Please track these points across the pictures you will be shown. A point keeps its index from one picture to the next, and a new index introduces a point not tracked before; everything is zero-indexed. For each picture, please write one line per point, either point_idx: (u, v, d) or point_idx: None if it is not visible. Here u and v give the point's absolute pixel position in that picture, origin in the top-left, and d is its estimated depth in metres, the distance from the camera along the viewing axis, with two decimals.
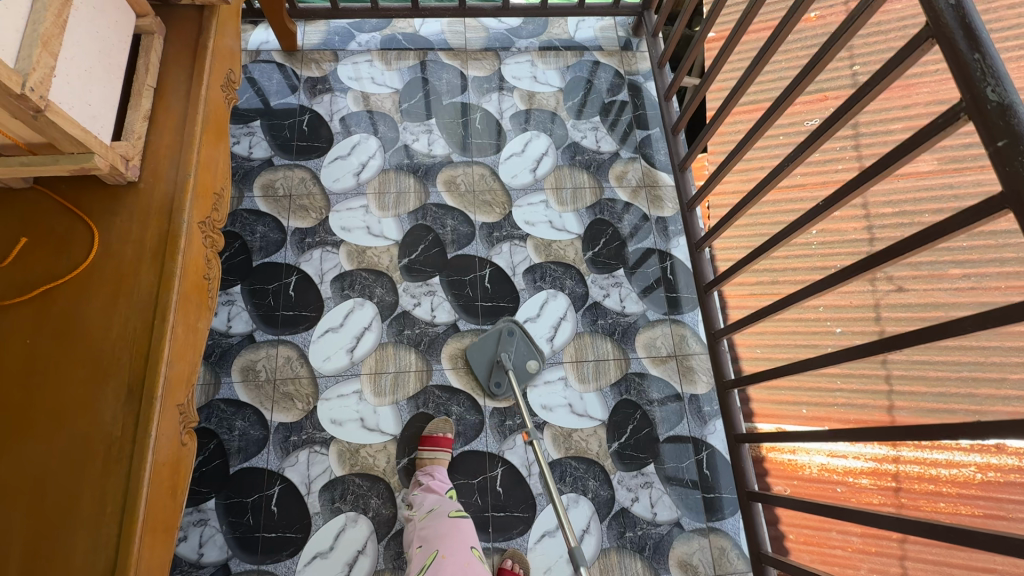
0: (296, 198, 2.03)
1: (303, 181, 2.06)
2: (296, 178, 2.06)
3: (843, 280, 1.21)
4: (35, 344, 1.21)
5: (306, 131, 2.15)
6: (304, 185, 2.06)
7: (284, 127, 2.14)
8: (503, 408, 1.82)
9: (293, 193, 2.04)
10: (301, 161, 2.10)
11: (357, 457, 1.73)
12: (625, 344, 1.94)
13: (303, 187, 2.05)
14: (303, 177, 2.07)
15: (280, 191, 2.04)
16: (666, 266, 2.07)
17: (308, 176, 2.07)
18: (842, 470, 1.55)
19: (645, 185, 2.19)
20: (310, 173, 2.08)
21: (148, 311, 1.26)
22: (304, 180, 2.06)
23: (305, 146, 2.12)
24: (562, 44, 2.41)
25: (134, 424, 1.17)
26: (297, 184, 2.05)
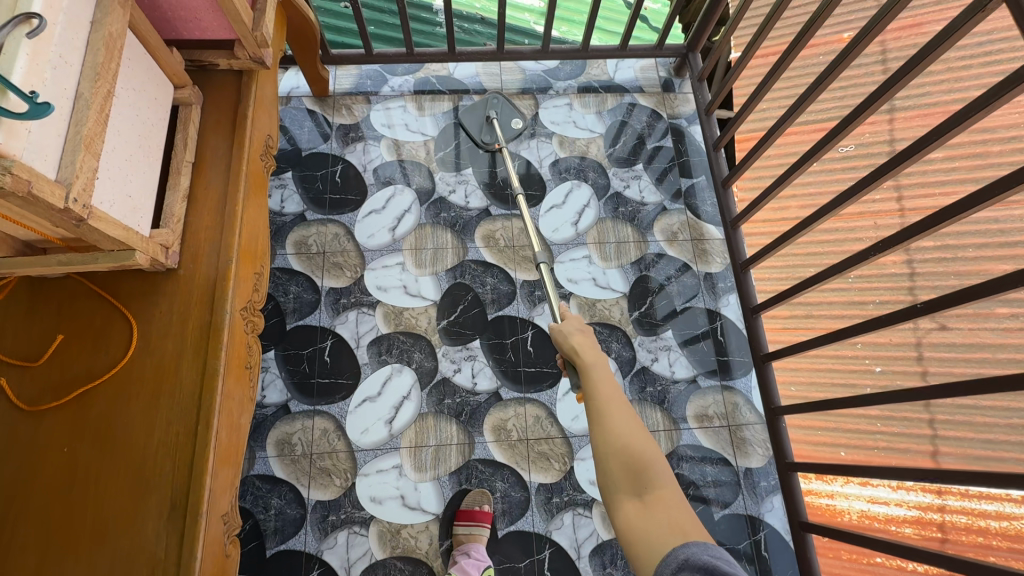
0: (331, 256, 1.96)
1: (337, 238, 1.98)
2: (330, 235, 1.99)
3: (987, 390, 1.17)
4: (75, 453, 1.14)
5: (339, 183, 2.07)
6: (339, 242, 1.98)
7: (316, 178, 2.07)
8: (548, 483, 1.73)
9: (327, 251, 1.96)
10: (335, 215, 2.02)
11: (398, 538, 1.65)
12: (675, 413, 1.84)
13: (338, 244, 1.98)
14: (337, 233, 1.99)
15: (314, 249, 1.96)
16: (716, 327, 1.97)
17: (342, 233, 1.99)
18: (884, 517, 1.63)
19: (691, 239, 2.09)
20: (344, 228, 2.00)
21: (191, 414, 1.18)
22: (339, 237, 1.99)
23: (338, 199, 2.04)
24: (601, 86, 2.32)
25: (178, 545, 1.09)
26: (332, 241, 1.98)
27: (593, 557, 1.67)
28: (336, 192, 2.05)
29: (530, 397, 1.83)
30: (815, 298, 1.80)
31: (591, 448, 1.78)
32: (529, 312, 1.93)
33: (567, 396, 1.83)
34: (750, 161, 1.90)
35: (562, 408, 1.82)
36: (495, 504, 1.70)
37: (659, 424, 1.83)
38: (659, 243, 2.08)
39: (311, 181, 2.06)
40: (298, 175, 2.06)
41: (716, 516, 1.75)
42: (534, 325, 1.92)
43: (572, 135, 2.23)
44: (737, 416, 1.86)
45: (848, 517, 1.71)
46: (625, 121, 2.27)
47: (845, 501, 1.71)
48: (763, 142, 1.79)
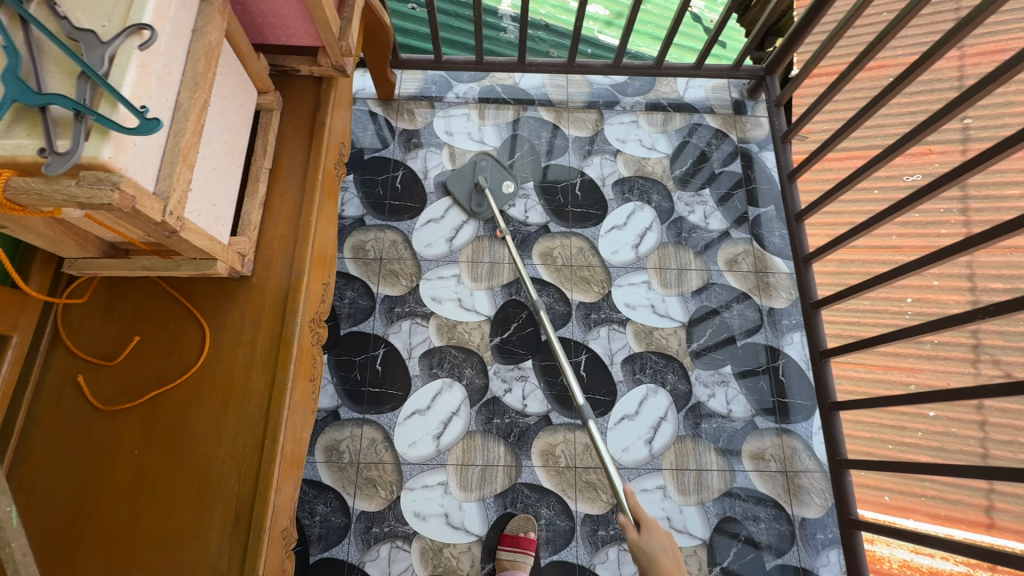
0: (386, 263, 1.94)
1: (394, 245, 1.97)
2: (387, 242, 1.97)
3: None
4: (144, 456, 1.15)
5: (398, 189, 2.05)
6: (395, 250, 1.96)
7: (377, 183, 2.06)
8: (595, 515, 1.69)
9: (383, 258, 1.95)
10: (392, 222, 2.01)
11: (440, 557, 1.63)
12: (729, 454, 1.77)
13: (394, 252, 1.96)
14: (394, 240, 1.98)
15: (371, 256, 1.95)
16: (778, 366, 1.89)
17: (398, 240, 1.98)
18: (926, 568, 1.67)
19: (755, 270, 2.01)
20: (401, 236, 1.99)
21: (259, 427, 1.18)
22: (395, 245, 1.97)
23: (396, 205, 2.03)
24: (670, 104, 2.24)
25: (241, 560, 1.09)
26: (388, 248, 1.96)
27: None
28: (395, 198, 2.04)
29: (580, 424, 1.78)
30: (891, 346, 1.71)
31: (640, 482, 1.73)
32: (583, 336, 1.89)
33: (619, 427, 1.79)
34: (830, 197, 1.82)
35: (613, 438, 1.77)
36: (540, 531, 1.67)
37: (712, 464, 1.76)
38: (722, 273, 2.00)
39: (372, 186, 2.05)
40: (359, 179, 2.06)
41: (768, 565, 1.67)
42: (588, 349, 1.87)
43: (634, 153, 2.16)
44: (795, 462, 1.78)
45: (887, 565, 1.73)
46: (693, 142, 2.20)
47: (888, 549, 1.73)
48: (849, 181, 1.71)
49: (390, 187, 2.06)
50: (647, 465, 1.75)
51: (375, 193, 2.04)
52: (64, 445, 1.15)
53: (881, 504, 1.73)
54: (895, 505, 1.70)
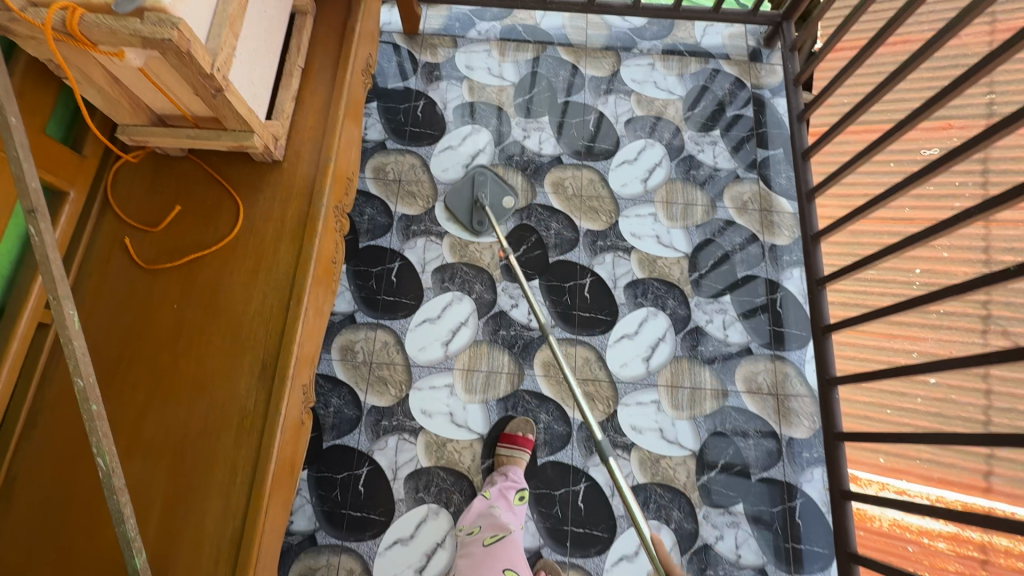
0: (405, 185, 2.04)
1: (414, 168, 2.07)
2: (407, 166, 2.07)
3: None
4: (181, 310, 1.27)
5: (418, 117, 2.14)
6: (415, 172, 2.06)
7: (399, 112, 2.15)
8: (591, 422, 1.79)
9: (404, 180, 2.05)
10: (412, 148, 2.10)
11: (444, 450, 1.74)
12: (722, 375, 1.85)
13: (414, 174, 2.06)
14: (413, 163, 2.08)
15: (392, 178, 2.05)
16: (776, 298, 1.96)
17: (418, 163, 2.07)
18: (917, 529, 1.76)
19: (760, 209, 2.07)
20: (420, 160, 2.08)
21: (285, 291, 1.29)
22: (416, 168, 2.07)
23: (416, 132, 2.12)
24: (686, 49, 2.29)
25: (266, 402, 1.20)
26: (409, 171, 2.06)
27: (626, 496, 1.72)
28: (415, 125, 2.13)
29: (582, 340, 1.87)
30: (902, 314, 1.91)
31: (635, 395, 1.82)
32: (589, 260, 1.97)
33: (618, 344, 1.87)
34: (833, 134, 1.87)
35: (612, 355, 1.86)
36: (538, 433, 1.77)
37: (705, 383, 1.84)
38: (727, 209, 2.06)
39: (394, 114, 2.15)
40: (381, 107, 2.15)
41: (753, 478, 1.76)
42: (593, 273, 1.96)
43: (649, 94, 2.23)
44: (786, 387, 1.85)
45: (878, 523, 1.82)
46: (706, 86, 2.25)
47: (879, 510, 1.82)
48: (851, 114, 1.76)
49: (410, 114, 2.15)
50: (643, 381, 1.84)
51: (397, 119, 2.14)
52: (111, 297, 1.27)
53: (876, 466, 1.89)
54: (889, 467, 1.87)
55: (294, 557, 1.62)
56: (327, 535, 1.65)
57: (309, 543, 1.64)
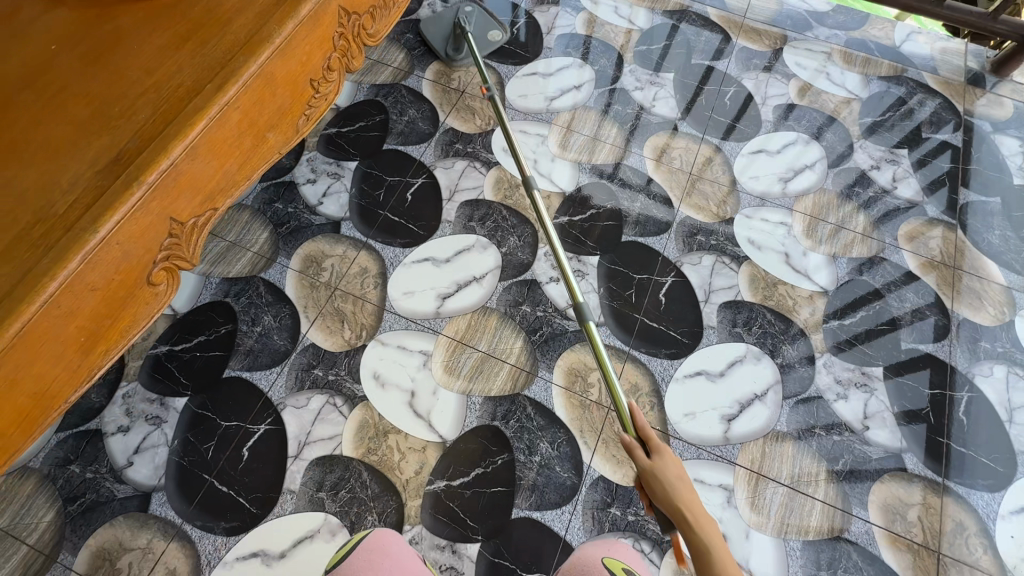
0: (484, 43, 1.63)
1: (481, 15, 1.65)
2: (477, 35, 1.64)
3: None
4: (57, 56, 0.80)
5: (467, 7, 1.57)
6: (482, 22, 1.65)
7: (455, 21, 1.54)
8: (613, 482, 1.11)
9: (482, 37, 1.63)
10: (471, 16, 1.64)
11: (381, 444, 1.13)
12: (847, 486, 1.14)
13: (486, 21, 1.65)
14: (478, 12, 1.65)
15: (486, 41, 1.64)
16: (956, 397, 1.24)
17: (481, 11, 1.66)
18: None
19: (952, 264, 1.41)
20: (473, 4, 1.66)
21: (209, 70, 0.79)
22: (478, 18, 1.65)
23: (467, 10, 1.65)
24: (878, 50, 1.74)
25: (85, 212, 0.68)
26: (484, 23, 1.64)
27: None
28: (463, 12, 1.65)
29: (634, 357, 1.24)
30: None
31: (696, 466, 1.13)
32: (677, 255, 1.37)
33: (688, 382, 1.21)
34: None
35: (674, 393, 1.20)
36: (526, 470, 1.12)
37: (817, 488, 1.13)
38: (900, 251, 1.42)
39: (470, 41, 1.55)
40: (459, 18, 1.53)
41: None
42: (678, 272, 1.34)
43: (819, 86, 1.67)
44: (951, 543, 1.10)
45: None
46: (900, 97, 1.66)
47: None
48: None
49: (448, 18, 1.64)
50: (714, 449, 1.15)
51: (462, 39, 1.57)
52: None
53: None
54: None
55: (103, 519, 1.05)
56: (166, 503, 1.06)
57: (137, 505, 1.06)
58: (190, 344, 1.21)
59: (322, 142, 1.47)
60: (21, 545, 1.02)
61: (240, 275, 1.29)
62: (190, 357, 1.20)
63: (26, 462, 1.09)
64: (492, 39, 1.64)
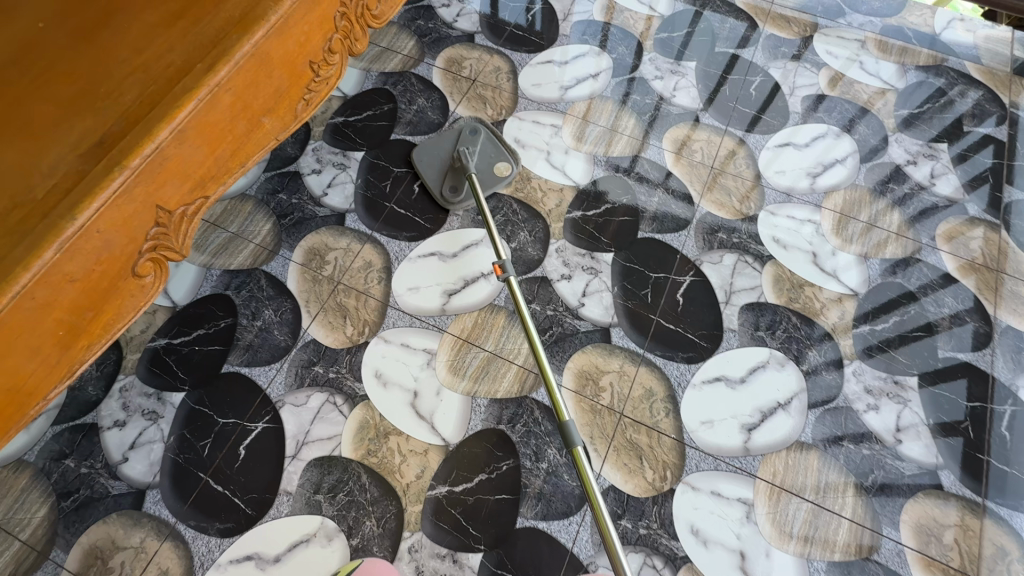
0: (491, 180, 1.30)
1: (486, 140, 1.30)
2: (482, 170, 1.31)
3: None
4: (45, 33, 0.75)
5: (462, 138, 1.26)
6: (487, 150, 1.31)
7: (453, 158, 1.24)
8: (625, 493, 1.05)
9: (487, 173, 1.31)
10: (475, 143, 1.26)
11: (381, 445, 1.08)
12: (876, 503, 1.06)
13: (492, 149, 1.31)
14: (484, 137, 1.29)
15: (492, 177, 1.32)
16: (997, 410, 1.16)
17: (484, 134, 1.29)
18: None
19: (994, 266, 1.31)
20: (474, 125, 1.27)
21: (201, 49, 0.74)
22: (483, 144, 1.30)
23: (469, 135, 1.27)
24: (916, 37, 1.64)
25: (64, 197, 0.64)
26: (490, 152, 1.29)
27: None
28: (462, 141, 1.27)
29: (649, 360, 1.17)
30: None
31: (714, 478, 1.06)
32: (696, 253, 1.29)
33: (706, 388, 1.14)
34: None
35: (691, 400, 1.13)
36: (532, 477, 1.06)
37: (844, 505, 1.06)
38: (938, 252, 1.33)
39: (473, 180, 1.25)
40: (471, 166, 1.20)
41: None
42: (698, 271, 1.27)
43: (852, 75, 1.57)
44: (990, 569, 1.02)
45: None
46: (941, 89, 1.56)
47: None
48: None
49: (450, 141, 1.31)
50: (733, 461, 1.08)
51: (461, 176, 1.28)
52: None
53: None
54: None
55: (97, 516, 1.02)
56: (160, 502, 1.03)
57: (130, 503, 1.03)
58: (189, 338, 1.18)
59: (328, 131, 1.43)
60: (13, 540, 1.00)
61: (241, 267, 1.25)
62: (189, 351, 1.16)
63: (21, 455, 1.06)
64: (500, 173, 1.31)
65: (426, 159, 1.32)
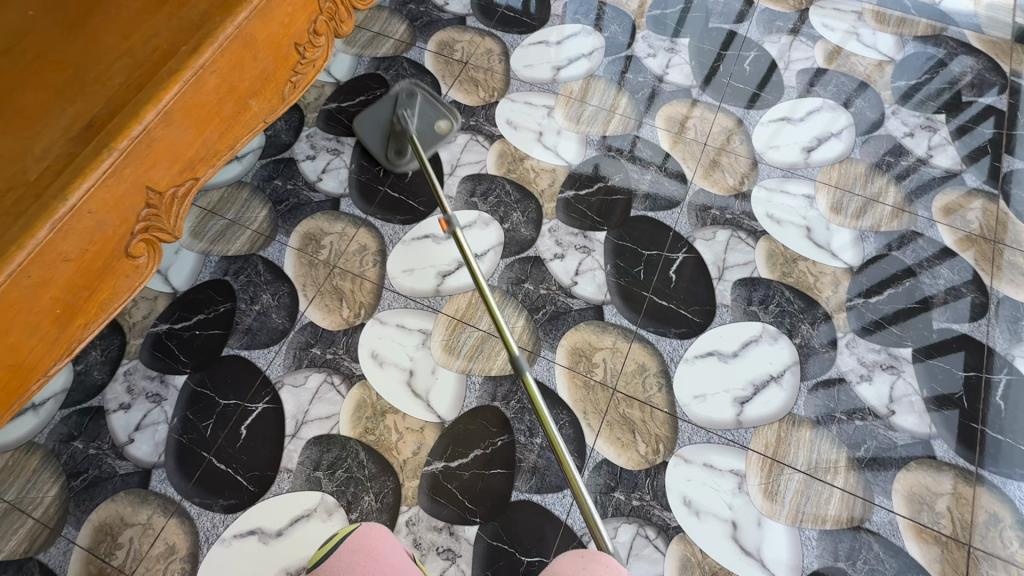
0: (432, 141, 1.25)
1: (425, 101, 1.21)
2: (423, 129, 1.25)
3: None
4: (34, 21, 0.76)
5: (398, 101, 1.18)
6: (427, 110, 1.23)
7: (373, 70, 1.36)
8: (618, 466, 1.07)
9: (428, 133, 1.25)
10: (412, 107, 1.18)
11: (379, 424, 1.10)
12: (869, 474, 1.07)
13: (432, 109, 1.23)
14: (422, 99, 1.21)
15: (433, 134, 1.25)
16: (993, 380, 1.15)
17: (419, 94, 1.19)
18: None
19: (991, 237, 1.30)
20: (410, 87, 1.18)
21: (185, 32, 0.75)
22: (421, 105, 1.21)
23: (405, 98, 1.18)
24: (915, 7, 1.61)
25: (56, 179, 0.66)
26: (429, 114, 1.21)
27: None
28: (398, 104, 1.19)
29: (641, 337, 1.18)
30: None
31: (706, 450, 1.08)
32: (689, 230, 1.29)
33: (698, 363, 1.15)
34: None
35: (683, 375, 1.14)
36: (526, 452, 1.08)
37: (836, 475, 1.06)
38: (935, 225, 1.32)
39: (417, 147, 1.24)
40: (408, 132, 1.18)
41: None
42: (691, 248, 1.27)
43: (848, 48, 1.55)
44: (983, 536, 1.02)
45: None
46: (940, 60, 1.53)
47: None
48: None
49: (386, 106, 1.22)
50: (726, 433, 1.09)
51: (403, 141, 1.26)
52: None
53: None
54: None
55: (106, 494, 1.05)
56: (165, 480, 1.06)
57: (138, 481, 1.06)
58: (189, 322, 1.20)
59: (321, 117, 1.44)
60: (28, 518, 1.04)
61: (239, 253, 1.27)
62: (190, 335, 1.19)
63: (32, 437, 1.10)
64: (440, 130, 1.25)
65: (366, 121, 1.28)
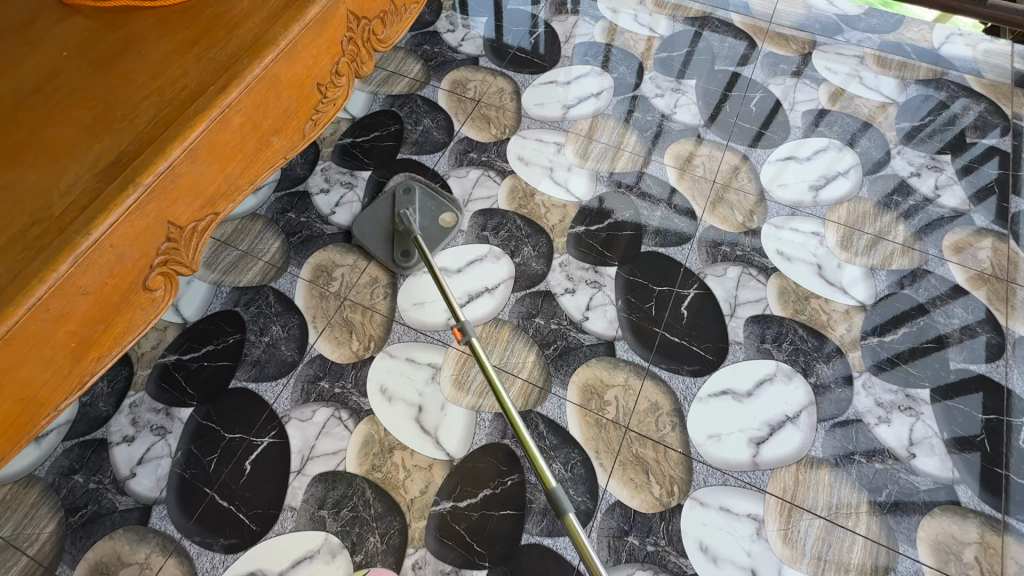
0: (439, 237, 1.26)
1: (424, 194, 1.23)
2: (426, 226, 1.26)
3: None
4: (68, 62, 0.79)
5: (397, 197, 1.20)
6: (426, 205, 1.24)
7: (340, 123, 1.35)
8: (631, 508, 1.03)
9: (433, 228, 1.26)
10: (412, 203, 1.21)
11: (385, 461, 1.08)
12: (891, 520, 1.03)
13: (431, 203, 1.24)
14: (422, 193, 1.22)
15: (439, 232, 1.27)
16: (1014, 423, 1.13)
17: (419, 186, 1.21)
18: None
19: (1004, 277, 1.30)
20: (406, 183, 1.21)
21: (213, 73, 0.77)
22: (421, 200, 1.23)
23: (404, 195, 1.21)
24: (915, 52, 1.66)
25: (80, 213, 0.67)
26: (430, 208, 1.23)
27: None
28: (398, 203, 1.21)
29: (654, 373, 1.16)
30: None
31: (722, 493, 1.05)
32: (700, 266, 1.30)
33: (712, 402, 1.13)
34: None
35: (697, 414, 1.12)
36: (537, 492, 1.05)
37: (857, 521, 1.03)
38: (946, 263, 1.32)
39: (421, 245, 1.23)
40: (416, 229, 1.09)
41: None
42: (701, 284, 1.27)
43: (851, 90, 1.59)
44: None
45: None
46: (942, 102, 1.57)
47: None
48: None
49: (387, 206, 1.25)
50: (742, 475, 1.06)
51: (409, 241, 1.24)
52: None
53: None
54: None
55: (104, 531, 1.02)
56: (165, 517, 1.04)
57: (137, 518, 1.03)
58: (198, 353, 1.20)
59: (336, 152, 1.47)
60: (21, 556, 1.00)
61: (250, 284, 1.28)
62: (198, 367, 1.18)
63: (31, 471, 1.08)
64: (445, 224, 1.27)
65: (370, 227, 1.28)
